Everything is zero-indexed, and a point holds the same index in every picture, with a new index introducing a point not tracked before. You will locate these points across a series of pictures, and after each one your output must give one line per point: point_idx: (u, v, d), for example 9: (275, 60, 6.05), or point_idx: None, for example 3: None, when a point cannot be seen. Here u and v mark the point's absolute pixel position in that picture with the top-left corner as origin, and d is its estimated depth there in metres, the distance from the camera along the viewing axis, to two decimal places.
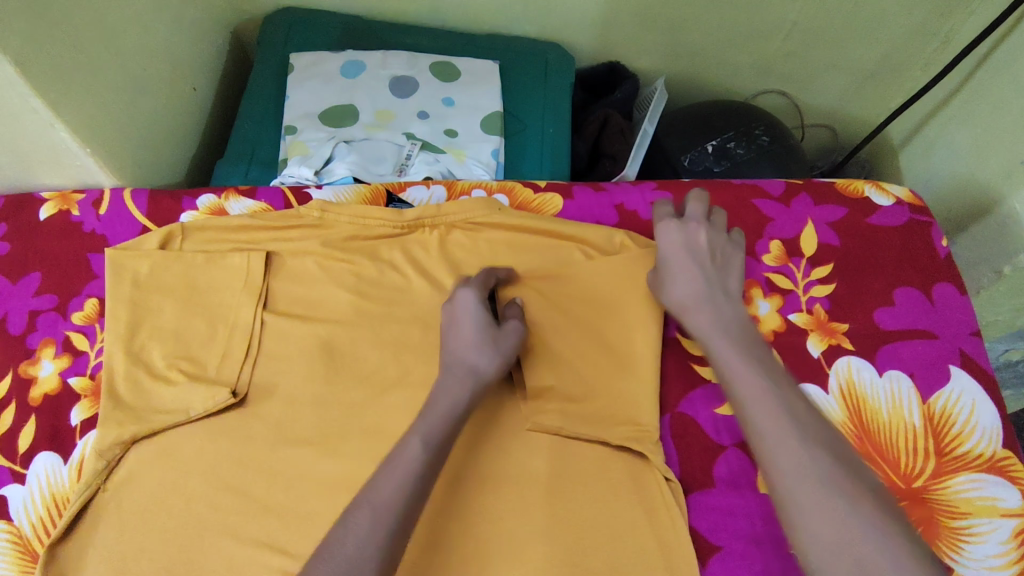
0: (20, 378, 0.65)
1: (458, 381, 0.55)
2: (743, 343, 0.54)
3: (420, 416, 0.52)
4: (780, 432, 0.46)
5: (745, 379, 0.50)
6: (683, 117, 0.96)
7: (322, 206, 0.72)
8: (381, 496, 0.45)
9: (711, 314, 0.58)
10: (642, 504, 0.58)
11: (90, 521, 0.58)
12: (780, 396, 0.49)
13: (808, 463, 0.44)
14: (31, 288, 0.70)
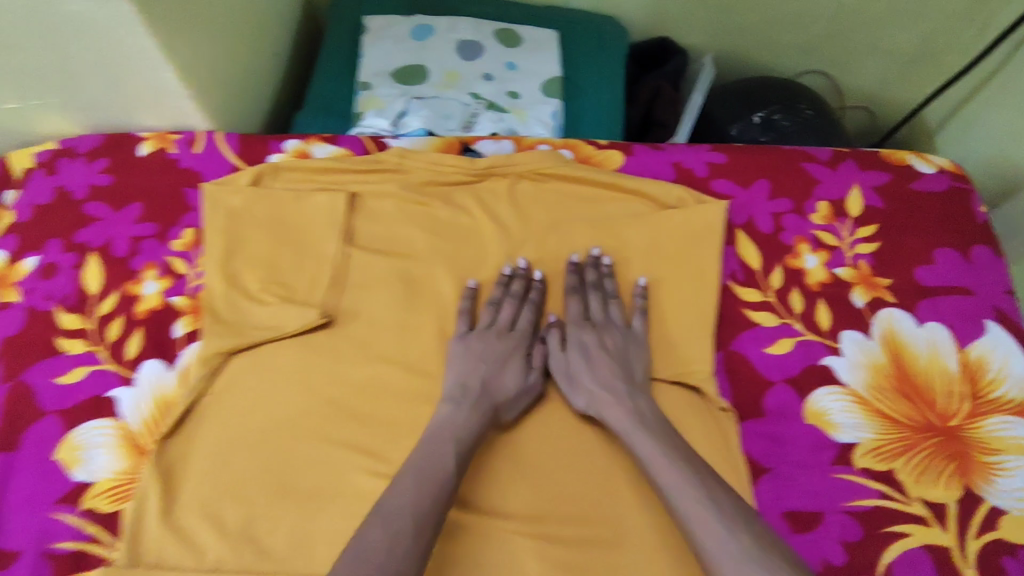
0: (125, 296, 0.71)
1: (456, 414, 0.61)
2: (641, 427, 0.59)
3: (433, 430, 0.59)
4: (681, 491, 0.54)
5: (650, 457, 0.57)
6: (730, 91, 1.01)
7: (401, 153, 0.78)
8: (405, 503, 0.52)
9: (613, 409, 0.62)
10: (699, 428, 0.64)
11: (194, 420, 0.65)
12: (679, 464, 0.56)
13: (704, 516, 0.52)
14: (132, 217, 0.76)
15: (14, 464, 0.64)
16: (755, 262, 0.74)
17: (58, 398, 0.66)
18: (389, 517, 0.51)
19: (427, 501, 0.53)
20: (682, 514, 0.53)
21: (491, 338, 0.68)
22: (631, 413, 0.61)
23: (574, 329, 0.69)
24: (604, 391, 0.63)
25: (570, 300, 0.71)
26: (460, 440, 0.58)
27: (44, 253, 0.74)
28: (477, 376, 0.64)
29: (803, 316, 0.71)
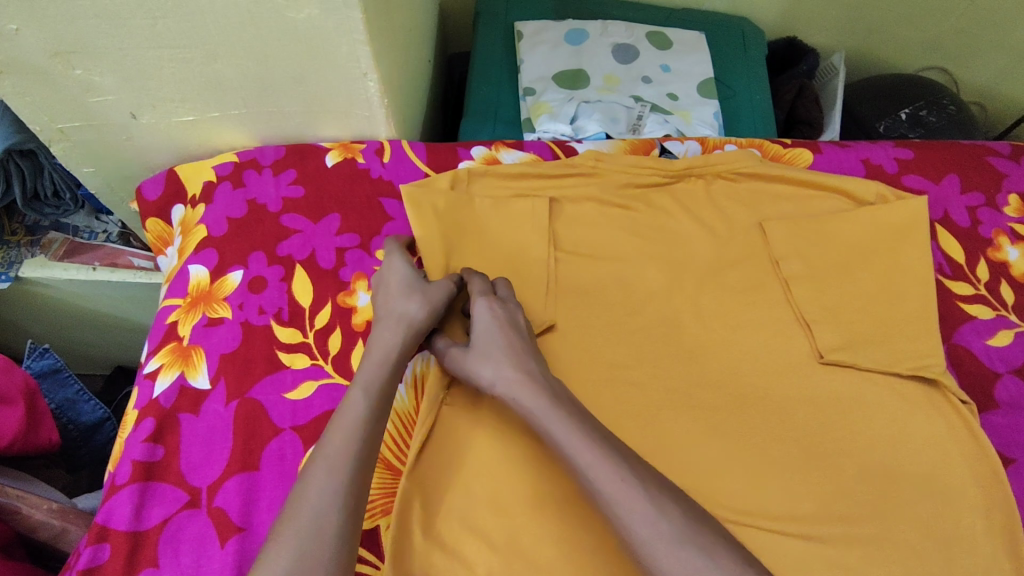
0: (340, 307, 0.71)
1: (359, 398, 0.56)
2: (542, 402, 0.54)
3: (359, 376, 0.57)
4: (595, 467, 0.49)
5: (567, 438, 0.51)
6: (869, 89, 1.04)
7: (597, 156, 0.77)
8: (329, 454, 0.52)
9: (519, 387, 0.56)
10: (941, 420, 0.64)
11: (437, 436, 0.61)
12: (590, 439, 0.51)
13: (635, 496, 0.48)
14: (332, 228, 0.74)
15: (258, 484, 0.61)
16: (960, 254, 0.74)
17: (292, 414, 0.65)
18: (305, 487, 0.50)
19: (335, 492, 0.50)
20: (603, 492, 0.49)
21: (399, 267, 0.64)
22: (516, 387, 0.56)
23: (475, 304, 0.61)
24: (511, 366, 0.57)
25: (472, 276, 0.65)
26: (373, 385, 0.56)
27: (248, 267, 0.72)
28: (395, 308, 0.61)
29: (1016, 308, 0.71)
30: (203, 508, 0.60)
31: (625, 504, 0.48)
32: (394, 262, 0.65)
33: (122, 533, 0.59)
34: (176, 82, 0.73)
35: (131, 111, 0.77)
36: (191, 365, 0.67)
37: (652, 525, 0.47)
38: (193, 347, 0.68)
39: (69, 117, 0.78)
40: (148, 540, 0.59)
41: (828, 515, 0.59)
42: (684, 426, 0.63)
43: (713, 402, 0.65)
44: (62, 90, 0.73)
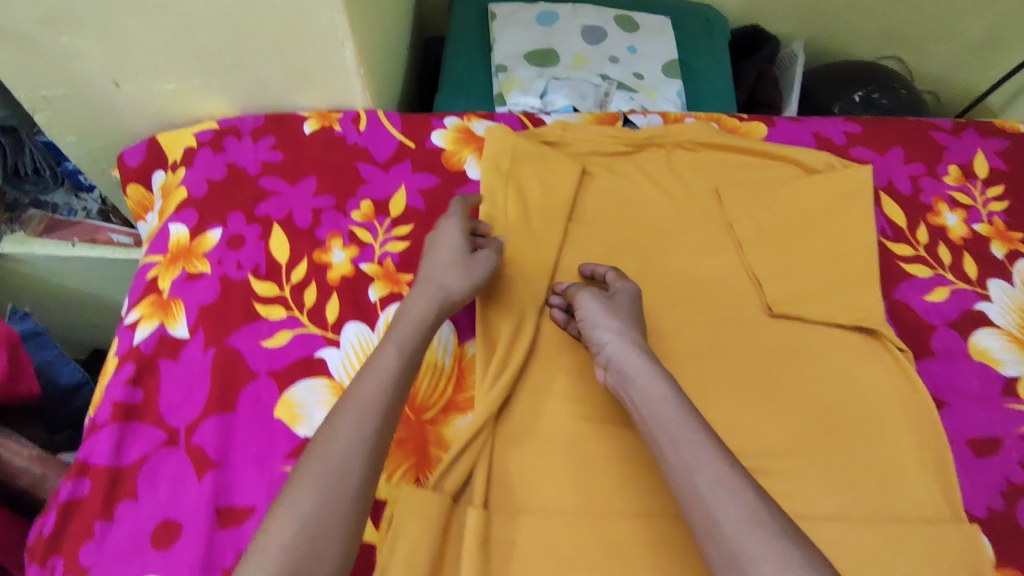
0: (316, 263, 0.74)
1: (388, 355, 0.56)
2: (655, 368, 0.56)
3: (393, 331, 0.58)
4: (680, 430, 0.51)
5: (677, 421, 0.51)
6: (825, 74, 1.11)
7: (563, 127, 0.82)
8: (362, 401, 0.52)
9: (647, 367, 0.57)
10: (880, 367, 0.69)
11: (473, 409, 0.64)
12: (686, 407, 0.53)
13: (737, 483, 0.47)
14: (309, 190, 0.78)
15: (234, 424, 0.64)
16: (901, 219, 0.79)
17: (268, 360, 0.68)
18: (334, 429, 0.50)
19: (362, 444, 0.50)
20: (685, 454, 0.49)
21: (452, 235, 0.66)
22: (638, 348, 0.59)
23: (619, 290, 0.66)
24: (641, 345, 0.59)
25: (608, 274, 0.69)
26: (406, 345, 0.57)
27: (227, 226, 0.75)
28: (439, 275, 0.63)
29: (952, 267, 0.76)
30: (180, 446, 0.63)
31: (720, 488, 0.47)
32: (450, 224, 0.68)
33: (101, 467, 0.61)
34: (158, 50, 0.75)
35: (114, 79, 0.80)
36: (170, 315, 0.70)
37: (719, 487, 0.47)
38: (173, 300, 0.71)
39: (54, 85, 0.80)
40: (127, 475, 0.61)
41: (771, 451, 0.64)
42: None
43: (668, 351, 0.69)
44: (46, 55, 0.75)
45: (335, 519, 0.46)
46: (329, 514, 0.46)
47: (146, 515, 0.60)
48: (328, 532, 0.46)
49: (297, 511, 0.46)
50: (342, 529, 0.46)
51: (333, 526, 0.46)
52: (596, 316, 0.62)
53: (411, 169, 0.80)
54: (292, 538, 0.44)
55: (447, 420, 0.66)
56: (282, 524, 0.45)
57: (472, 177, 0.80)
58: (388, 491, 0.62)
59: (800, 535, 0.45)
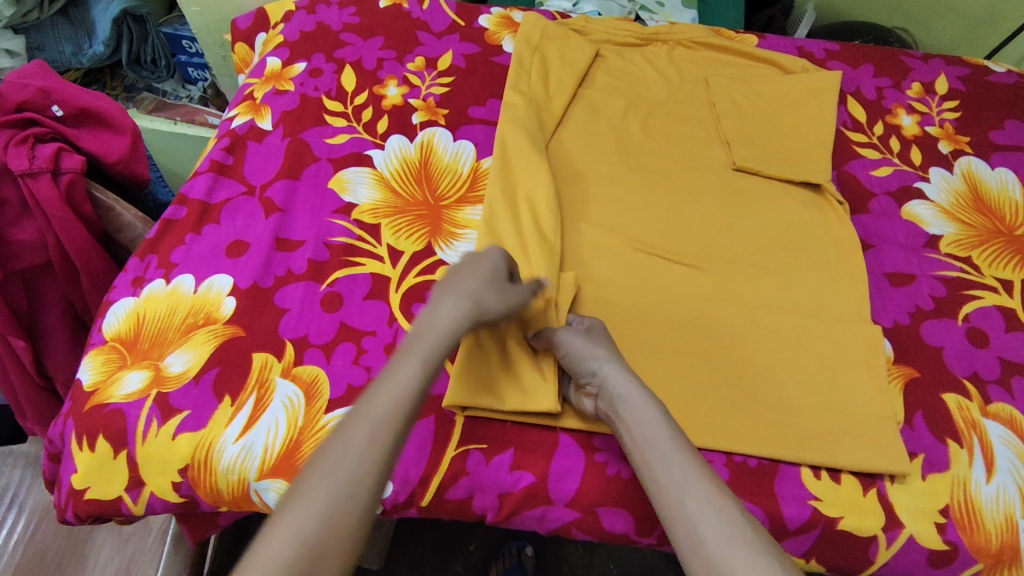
0: (375, 94, 0.93)
1: (410, 367, 0.56)
2: (646, 394, 0.61)
3: (418, 342, 0.59)
4: (670, 455, 0.56)
5: (668, 448, 0.57)
6: (833, 29, 1.28)
7: (586, 20, 1.00)
8: (374, 415, 0.52)
9: (637, 395, 0.61)
10: (820, 215, 0.82)
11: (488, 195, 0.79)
12: (669, 433, 0.58)
13: (724, 504, 0.53)
14: (377, 45, 0.98)
15: (297, 189, 0.83)
16: (862, 116, 0.93)
17: (329, 151, 0.87)
18: (347, 441, 0.51)
19: (380, 454, 0.51)
20: (674, 476, 0.55)
21: (494, 265, 0.66)
22: (627, 374, 0.62)
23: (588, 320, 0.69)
24: (627, 372, 0.62)
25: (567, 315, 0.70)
26: (431, 357, 0.58)
27: (311, 61, 0.96)
28: (477, 295, 0.62)
29: (900, 154, 0.89)
30: (255, 196, 0.82)
31: (706, 505, 0.53)
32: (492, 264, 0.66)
33: (197, 201, 0.81)
34: None
35: None
36: (260, 115, 0.90)
37: (707, 507, 0.53)
38: (263, 105, 0.91)
39: None
40: (214, 209, 0.81)
41: (715, 256, 0.78)
42: (617, 192, 0.83)
43: (641, 180, 0.85)
44: None
45: (340, 526, 0.48)
46: (336, 529, 0.47)
47: (225, 234, 0.79)
48: (333, 545, 0.47)
49: (303, 524, 0.46)
50: (350, 536, 0.48)
51: (340, 535, 0.47)
52: (583, 349, 0.64)
53: (459, 40, 0.99)
54: (300, 548, 0.46)
55: (459, 208, 0.83)
56: (284, 540, 0.46)
57: (505, 50, 0.99)
58: (404, 246, 0.78)
59: (768, 535, 0.52)
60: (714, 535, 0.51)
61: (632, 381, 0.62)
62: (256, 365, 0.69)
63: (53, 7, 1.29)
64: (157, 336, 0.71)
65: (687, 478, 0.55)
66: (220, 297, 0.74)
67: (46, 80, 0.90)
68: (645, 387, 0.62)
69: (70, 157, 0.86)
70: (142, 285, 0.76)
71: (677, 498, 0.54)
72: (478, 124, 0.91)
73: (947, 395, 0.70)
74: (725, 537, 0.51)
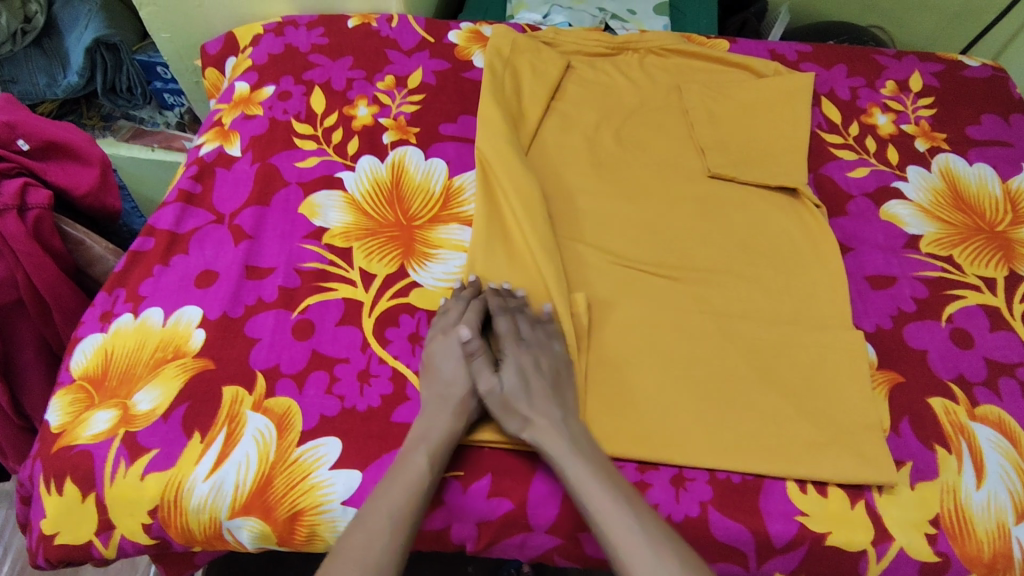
0: (345, 115, 0.92)
1: (415, 464, 0.59)
2: (560, 425, 0.62)
3: (415, 436, 0.61)
4: (590, 488, 0.57)
5: (586, 481, 0.58)
6: (807, 29, 1.28)
7: (556, 32, 0.99)
8: (391, 505, 0.56)
9: (549, 429, 0.61)
10: (797, 220, 0.81)
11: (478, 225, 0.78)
12: (587, 458, 0.59)
13: (640, 531, 0.55)
14: (347, 65, 0.97)
15: (267, 215, 0.82)
16: (837, 117, 0.92)
17: (298, 175, 0.86)
18: (370, 532, 0.55)
19: (392, 544, 0.55)
20: (593, 505, 0.57)
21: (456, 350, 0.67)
22: (549, 409, 0.63)
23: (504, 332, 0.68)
24: (544, 408, 0.63)
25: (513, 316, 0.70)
26: (435, 451, 0.60)
27: (279, 84, 0.95)
28: (458, 397, 0.64)
29: (876, 154, 0.88)
30: (224, 224, 0.81)
31: (626, 536, 0.55)
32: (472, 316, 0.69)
33: (164, 231, 0.79)
34: None
35: None
36: (228, 141, 0.89)
37: (625, 531, 0.55)
38: (232, 131, 0.90)
39: None
40: (183, 238, 0.79)
41: (691, 265, 0.77)
42: (590, 205, 0.82)
43: (616, 192, 0.84)
44: None
45: None
46: None
47: (193, 264, 0.77)
48: None
49: None
50: None
51: None
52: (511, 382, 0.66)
53: (428, 57, 0.98)
54: None
55: (432, 228, 0.81)
56: None
57: (476, 65, 0.98)
58: (377, 268, 0.77)
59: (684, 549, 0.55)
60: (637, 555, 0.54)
61: (550, 410, 0.63)
62: (227, 399, 0.67)
63: (25, 38, 1.29)
64: (125, 373, 0.69)
65: (605, 503, 0.56)
66: (189, 330, 0.72)
67: (10, 114, 0.88)
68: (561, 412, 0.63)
69: (37, 191, 0.85)
70: (110, 321, 0.74)
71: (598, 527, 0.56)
72: (449, 140, 0.90)
73: (934, 399, 0.68)
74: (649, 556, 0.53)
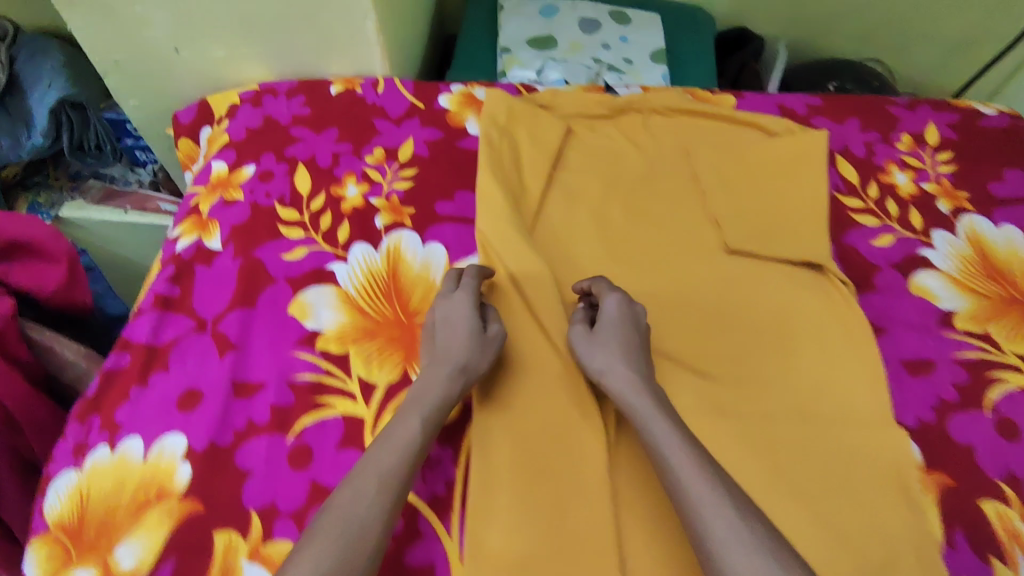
0: (333, 196, 0.85)
1: (410, 428, 0.58)
2: (642, 387, 0.62)
3: (415, 399, 0.61)
4: (672, 446, 0.56)
5: (664, 437, 0.57)
6: (808, 69, 1.23)
7: (553, 94, 0.94)
8: (380, 467, 0.55)
9: (626, 385, 0.62)
10: (825, 298, 0.76)
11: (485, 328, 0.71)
12: (671, 420, 0.59)
13: (719, 503, 0.51)
14: (332, 138, 0.90)
15: (253, 319, 0.75)
16: (854, 177, 0.87)
17: (285, 269, 0.79)
18: (358, 492, 0.53)
19: (379, 508, 0.53)
20: (672, 462, 0.55)
21: (460, 308, 0.67)
22: (630, 371, 0.63)
23: (607, 300, 0.69)
24: (619, 363, 0.63)
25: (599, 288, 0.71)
26: (430, 414, 0.60)
27: (260, 163, 0.88)
28: (457, 356, 0.64)
29: (899, 218, 0.84)
30: (207, 333, 0.74)
31: (707, 508, 0.51)
32: (467, 282, 0.70)
33: (141, 346, 0.73)
34: (214, 18, 0.91)
35: (175, 45, 0.97)
36: (207, 232, 0.82)
37: (704, 496, 0.52)
38: (210, 220, 0.83)
39: (126, 49, 0.97)
40: (162, 352, 0.72)
41: (718, 358, 0.72)
42: None
43: (631, 275, 0.78)
44: (120, 21, 0.93)
45: None
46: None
47: (174, 383, 0.70)
48: None
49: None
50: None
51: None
52: (593, 339, 0.66)
53: (419, 125, 0.92)
54: None
55: None
56: None
57: (471, 132, 0.92)
58: (379, 377, 0.71)
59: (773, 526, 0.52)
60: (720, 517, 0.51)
61: (638, 375, 0.63)
62: (219, 549, 0.60)
63: None
64: (104, 521, 0.62)
65: (689, 460, 0.55)
66: (175, 464, 0.65)
67: None
68: (651, 381, 0.63)
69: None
70: (85, 455, 0.66)
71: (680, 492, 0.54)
72: (447, 220, 0.84)
73: (986, 501, 0.64)
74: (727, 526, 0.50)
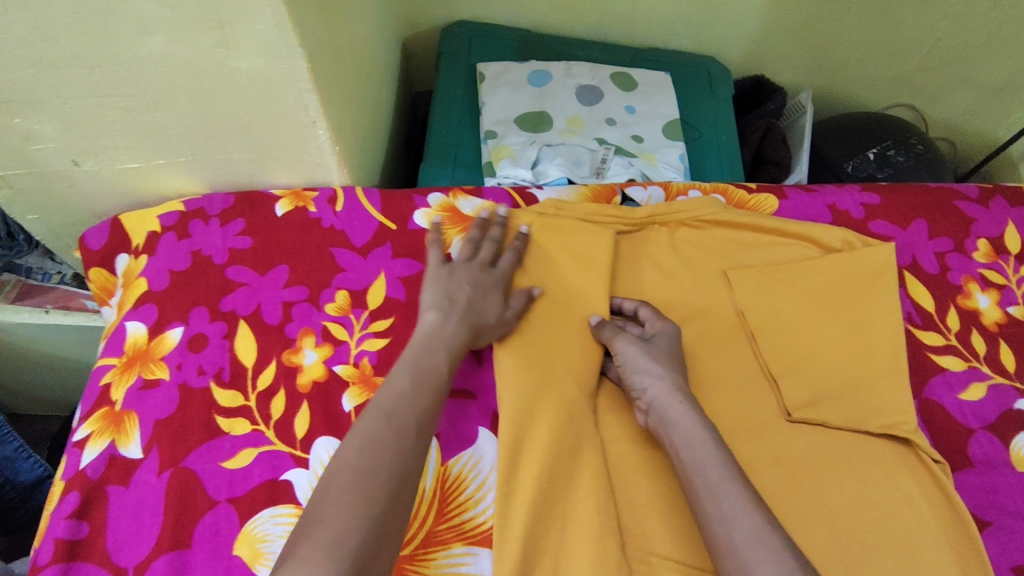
0: (285, 366, 0.67)
1: (426, 389, 0.55)
2: (691, 407, 0.57)
3: (418, 348, 0.58)
4: (694, 473, 0.52)
5: (700, 450, 0.54)
6: (838, 127, 1.06)
7: (557, 205, 0.76)
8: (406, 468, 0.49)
9: (668, 396, 0.58)
10: (918, 484, 0.61)
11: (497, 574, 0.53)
12: (709, 431, 0.55)
13: (754, 514, 0.49)
14: (280, 281, 0.72)
15: (188, 566, 0.56)
16: (929, 305, 0.73)
17: (229, 485, 0.60)
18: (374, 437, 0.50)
19: (383, 454, 0.49)
20: (710, 471, 0.52)
21: (472, 273, 0.66)
22: (681, 391, 0.59)
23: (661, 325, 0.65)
24: (666, 378, 0.59)
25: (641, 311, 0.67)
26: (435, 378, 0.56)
27: (189, 324, 0.69)
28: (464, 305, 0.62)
29: (988, 359, 0.70)
30: None
31: (731, 522, 0.49)
32: (487, 253, 0.68)
33: None
34: (116, 129, 0.70)
35: (72, 159, 0.75)
36: (123, 432, 0.63)
37: (738, 510, 0.49)
38: (126, 414, 0.64)
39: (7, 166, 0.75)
40: None
41: None
42: (644, 498, 0.59)
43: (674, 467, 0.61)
44: None
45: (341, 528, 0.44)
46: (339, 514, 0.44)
47: None
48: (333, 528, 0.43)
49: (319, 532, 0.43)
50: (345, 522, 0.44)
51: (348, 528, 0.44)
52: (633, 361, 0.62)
53: (391, 255, 0.74)
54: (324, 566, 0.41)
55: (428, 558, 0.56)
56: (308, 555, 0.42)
57: None
58: None
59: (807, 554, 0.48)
60: (763, 528, 0.48)
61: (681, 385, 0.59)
62: None
63: None
64: None
65: (723, 467, 0.52)
66: None
67: None
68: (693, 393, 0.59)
69: None
70: None
71: (708, 495, 0.51)
72: None
73: None
74: (758, 534, 0.47)
